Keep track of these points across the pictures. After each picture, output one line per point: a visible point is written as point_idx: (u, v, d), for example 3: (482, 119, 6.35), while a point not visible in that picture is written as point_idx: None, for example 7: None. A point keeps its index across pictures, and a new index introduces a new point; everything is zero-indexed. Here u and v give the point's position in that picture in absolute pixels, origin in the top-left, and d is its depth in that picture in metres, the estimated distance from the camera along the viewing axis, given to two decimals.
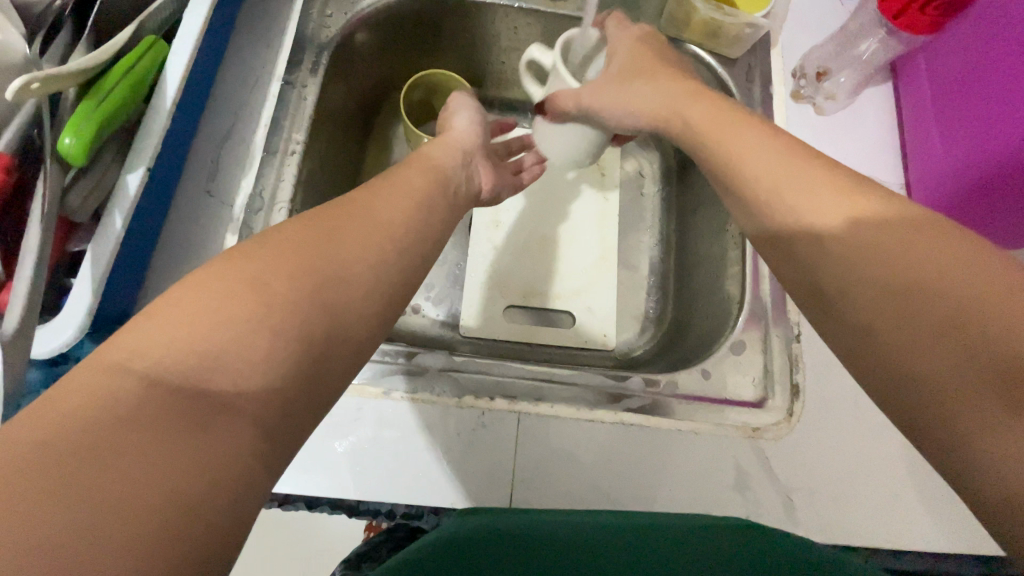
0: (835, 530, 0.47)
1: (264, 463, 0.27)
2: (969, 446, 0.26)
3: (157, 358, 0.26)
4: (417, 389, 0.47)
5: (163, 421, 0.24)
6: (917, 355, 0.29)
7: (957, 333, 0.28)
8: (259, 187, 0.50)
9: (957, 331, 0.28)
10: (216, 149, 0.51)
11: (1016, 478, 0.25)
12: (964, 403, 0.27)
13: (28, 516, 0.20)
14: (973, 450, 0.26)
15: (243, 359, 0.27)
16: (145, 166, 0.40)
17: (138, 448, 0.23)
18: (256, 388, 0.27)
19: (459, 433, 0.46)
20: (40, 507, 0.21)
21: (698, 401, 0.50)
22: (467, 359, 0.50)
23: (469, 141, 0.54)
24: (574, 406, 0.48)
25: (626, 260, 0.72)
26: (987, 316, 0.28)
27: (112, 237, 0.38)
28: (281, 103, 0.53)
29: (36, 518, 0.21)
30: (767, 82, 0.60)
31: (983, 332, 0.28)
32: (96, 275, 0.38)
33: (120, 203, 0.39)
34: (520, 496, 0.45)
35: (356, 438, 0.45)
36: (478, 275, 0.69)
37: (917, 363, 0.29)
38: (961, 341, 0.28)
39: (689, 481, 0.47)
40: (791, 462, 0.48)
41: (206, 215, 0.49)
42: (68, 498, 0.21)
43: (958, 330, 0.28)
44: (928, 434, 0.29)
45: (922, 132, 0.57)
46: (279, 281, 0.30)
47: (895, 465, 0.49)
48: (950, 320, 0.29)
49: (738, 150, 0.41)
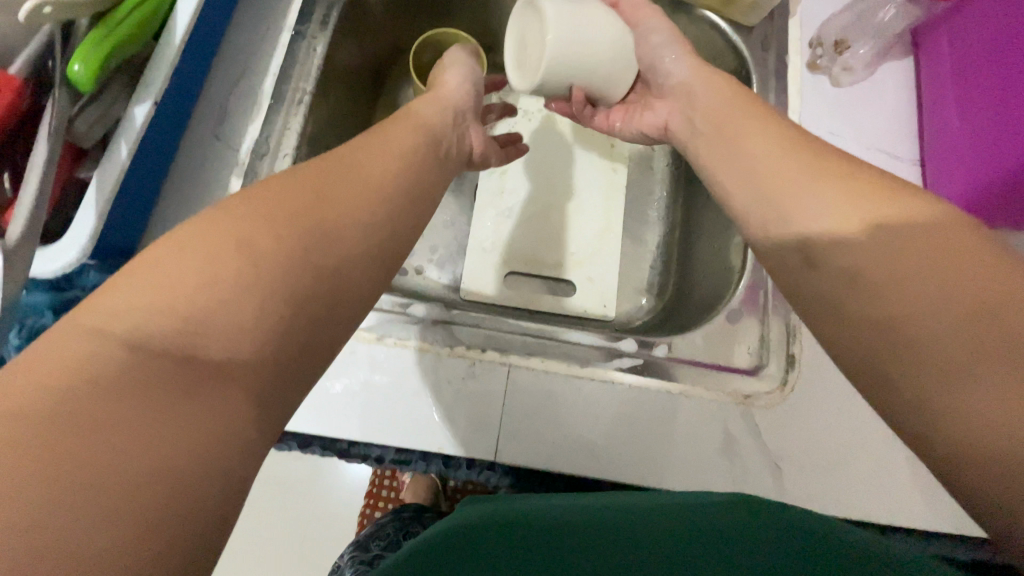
0: (822, 501, 0.46)
1: (248, 376, 0.27)
2: (948, 430, 0.27)
3: None
4: (410, 337, 0.48)
5: None
6: (906, 341, 0.30)
7: (959, 324, 0.29)
8: (265, 133, 0.51)
9: (959, 321, 0.29)
10: (225, 93, 0.52)
11: (993, 462, 0.26)
12: (955, 386, 0.27)
13: None
14: (952, 434, 0.27)
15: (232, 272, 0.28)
16: (152, 100, 0.40)
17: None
18: (243, 301, 0.27)
19: (448, 382, 0.47)
20: None
21: (688, 365, 0.50)
22: (462, 312, 0.50)
23: (458, 99, 0.52)
24: (564, 363, 0.48)
25: (631, 232, 0.72)
26: (992, 304, 0.28)
27: (117, 165, 0.39)
28: (291, 53, 0.53)
29: None
30: (784, 52, 0.59)
31: (987, 319, 0.28)
32: (100, 201, 0.38)
33: (126, 133, 0.40)
34: (506, 446, 0.46)
35: (348, 381, 0.46)
36: (483, 240, 0.69)
37: (907, 348, 0.30)
38: (961, 331, 0.28)
39: (676, 442, 0.47)
40: (780, 430, 0.48)
41: (212, 157, 0.50)
42: None
43: (958, 320, 0.29)
44: (902, 415, 0.30)
45: (940, 108, 0.55)
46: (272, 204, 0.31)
47: (889, 442, 0.48)
48: (955, 311, 0.29)
49: (734, 130, 0.42)
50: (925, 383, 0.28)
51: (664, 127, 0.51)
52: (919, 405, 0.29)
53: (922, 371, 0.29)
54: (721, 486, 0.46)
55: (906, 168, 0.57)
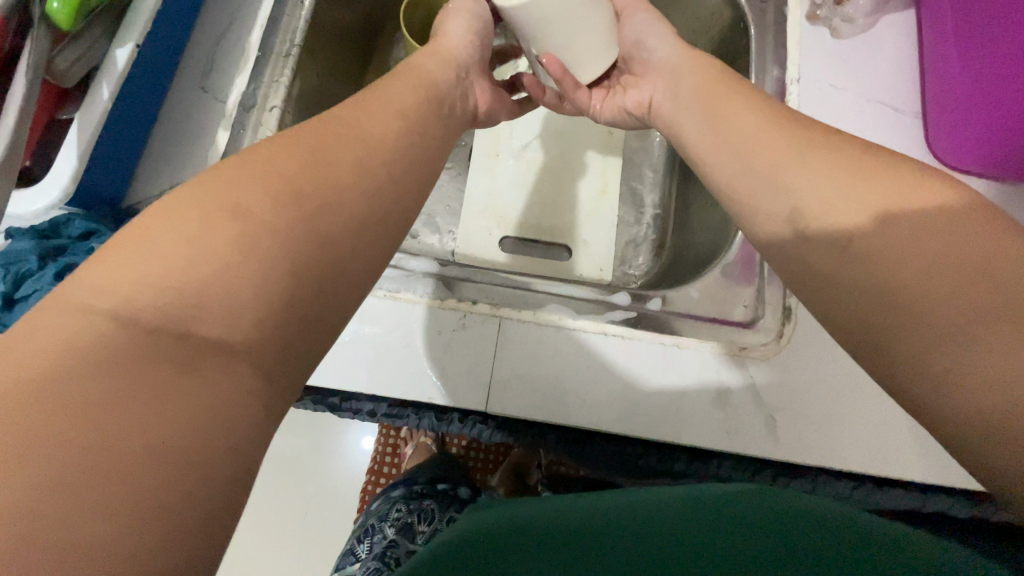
0: (818, 453, 0.46)
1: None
2: (929, 373, 0.27)
3: None
4: (401, 289, 0.47)
5: None
6: (905, 285, 0.29)
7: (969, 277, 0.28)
8: (252, 86, 0.50)
9: (969, 274, 0.28)
10: (212, 47, 0.51)
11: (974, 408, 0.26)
12: (941, 332, 0.27)
13: None
14: (930, 376, 0.27)
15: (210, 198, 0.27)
16: (134, 42, 0.40)
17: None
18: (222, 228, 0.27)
19: (439, 332, 0.46)
20: None
21: (682, 317, 0.49)
22: (454, 266, 0.50)
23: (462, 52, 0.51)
24: (557, 315, 0.48)
25: (628, 196, 0.71)
26: (997, 260, 0.27)
27: (98, 107, 0.38)
28: (278, 6, 0.52)
29: None
30: (783, 4, 0.57)
31: (994, 276, 0.27)
32: (81, 143, 0.38)
33: (108, 76, 0.39)
34: (497, 396, 0.45)
35: (338, 334, 0.46)
36: (477, 203, 0.70)
37: (903, 294, 0.29)
38: (968, 283, 0.28)
39: (670, 394, 0.46)
40: (776, 381, 0.47)
41: (200, 111, 0.49)
42: None
43: (970, 274, 0.28)
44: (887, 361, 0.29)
45: (942, 58, 0.54)
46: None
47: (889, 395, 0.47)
48: (963, 263, 0.28)
49: (728, 98, 0.42)
50: (914, 320, 0.28)
51: (648, 103, 0.49)
52: (901, 342, 0.29)
53: (915, 311, 0.28)
54: (714, 437, 0.46)
55: (909, 121, 0.56)
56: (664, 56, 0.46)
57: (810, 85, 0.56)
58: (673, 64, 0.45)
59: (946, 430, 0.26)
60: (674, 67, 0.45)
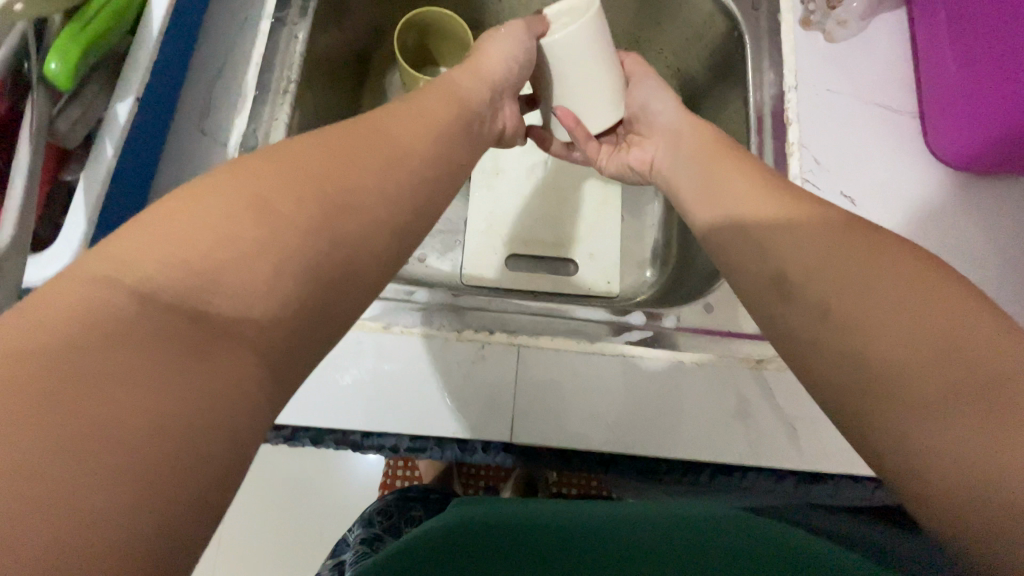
0: (838, 463, 0.46)
1: (256, 362, 0.26)
2: (905, 440, 0.28)
3: (147, 257, 0.25)
4: (417, 323, 0.47)
5: (153, 318, 0.24)
6: (895, 351, 0.30)
7: (957, 356, 0.28)
8: (252, 126, 0.49)
9: (956, 353, 0.28)
10: (208, 88, 0.50)
11: (950, 483, 0.26)
12: (931, 408, 0.28)
13: (18, 401, 0.20)
14: (908, 444, 0.28)
15: (233, 267, 0.26)
16: (134, 95, 0.39)
17: (128, 332, 0.23)
18: (248, 294, 0.26)
19: (459, 365, 0.46)
20: (29, 392, 0.20)
21: (697, 333, 0.49)
22: (467, 296, 0.50)
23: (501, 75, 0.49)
24: (573, 339, 0.48)
25: (630, 207, 0.71)
26: (987, 346, 0.28)
27: (103, 165, 0.38)
28: (272, 42, 0.51)
29: (25, 402, 0.20)
30: (776, 10, 0.58)
31: (982, 357, 0.28)
32: (89, 203, 0.37)
33: (110, 132, 0.38)
34: (521, 426, 0.45)
35: (358, 372, 0.46)
36: (480, 223, 0.69)
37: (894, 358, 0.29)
38: (961, 366, 0.28)
39: (690, 412, 0.47)
40: (796, 393, 0.47)
41: (201, 154, 0.49)
42: (57, 385, 0.21)
43: (957, 353, 0.28)
44: (865, 425, 0.30)
45: (937, 58, 0.54)
46: (268, 182, 0.29)
47: None
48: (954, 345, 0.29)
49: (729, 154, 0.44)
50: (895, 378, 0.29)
51: (650, 162, 0.55)
52: (887, 399, 0.29)
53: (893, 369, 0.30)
54: (738, 452, 0.46)
55: (907, 121, 0.56)
56: (668, 122, 0.53)
57: (808, 92, 0.56)
58: (677, 127, 0.51)
59: (928, 500, 0.27)
60: (675, 132, 0.51)
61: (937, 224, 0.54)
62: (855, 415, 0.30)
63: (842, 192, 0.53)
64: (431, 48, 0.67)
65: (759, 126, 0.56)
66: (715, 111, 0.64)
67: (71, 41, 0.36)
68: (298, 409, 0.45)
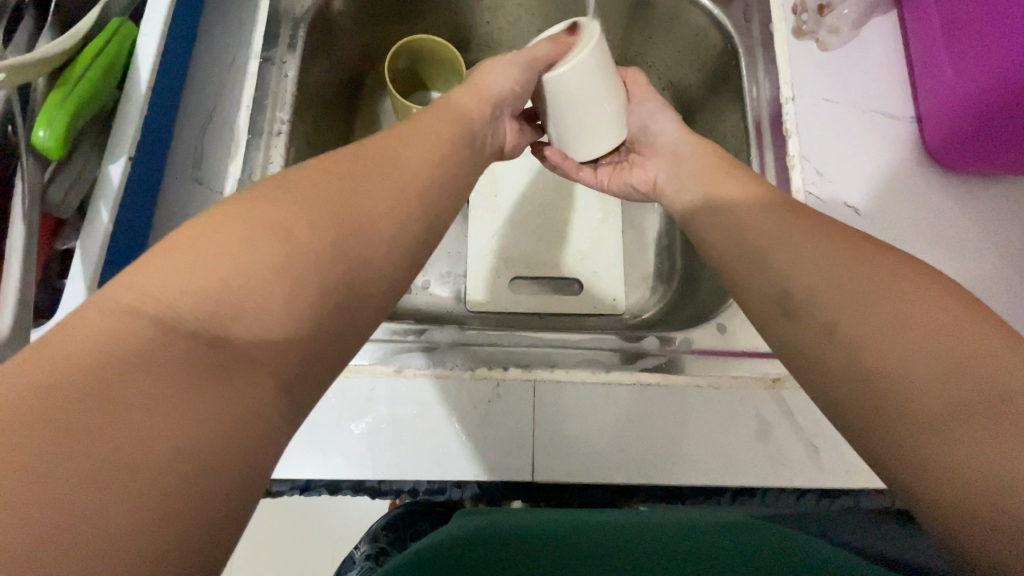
0: (859, 477, 0.46)
1: (277, 441, 0.26)
2: (917, 464, 0.27)
3: None
4: (429, 365, 0.46)
5: None
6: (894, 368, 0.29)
7: (960, 368, 0.28)
8: (247, 171, 0.48)
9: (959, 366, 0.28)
10: (199, 134, 0.49)
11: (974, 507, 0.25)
12: (943, 428, 0.27)
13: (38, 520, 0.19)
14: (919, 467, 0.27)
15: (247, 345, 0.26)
16: (126, 156, 0.38)
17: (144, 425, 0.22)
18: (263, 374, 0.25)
19: (475, 405, 0.46)
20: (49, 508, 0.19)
21: (713, 355, 0.49)
22: (478, 331, 0.49)
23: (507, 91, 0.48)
24: (589, 370, 0.47)
25: (631, 221, 0.71)
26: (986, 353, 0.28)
27: (100, 230, 0.37)
28: (261, 83, 0.50)
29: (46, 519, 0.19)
30: (767, 21, 0.57)
31: (983, 368, 0.27)
32: (88, 271, 0.36)
33: (104, 195, 0.37)
34: (542, 464, 0.45)
35: (372, 418, 0.45)
36: (481, 247, 0.68)
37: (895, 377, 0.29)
38: (962, 378, 0.27)
39: (710, 436, 0.46)
40: (813, 410, 0.47)
41: (195, 203, 0.47)
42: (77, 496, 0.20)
43: (959, 366, 0.28)
44: (877, 453, 0.29)
45: (931, 64, 0.55)
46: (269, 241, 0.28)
47: None
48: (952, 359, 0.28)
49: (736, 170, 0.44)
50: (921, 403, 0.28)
51: (652, 182, 0.53)
52: (899, 425, 0.28)
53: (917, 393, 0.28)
54: (761, 474, 0.46)
55: (904, 126, 0.56)
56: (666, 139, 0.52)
57: (805, 102, 0.56)
58: (676, 148, 0.51)
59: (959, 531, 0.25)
60: (676, 149, 0.51)
61: (939, 229, 0.54)
62: (868, 443, 0.29)
63: (845, 201, 0.53)
64: (421, 73, 0.66)
65: (757, 136, 0.55)
66: (711, 121, 0.64)
67: (59, 108, 0.35)
68: (314, 460, 0.44)
